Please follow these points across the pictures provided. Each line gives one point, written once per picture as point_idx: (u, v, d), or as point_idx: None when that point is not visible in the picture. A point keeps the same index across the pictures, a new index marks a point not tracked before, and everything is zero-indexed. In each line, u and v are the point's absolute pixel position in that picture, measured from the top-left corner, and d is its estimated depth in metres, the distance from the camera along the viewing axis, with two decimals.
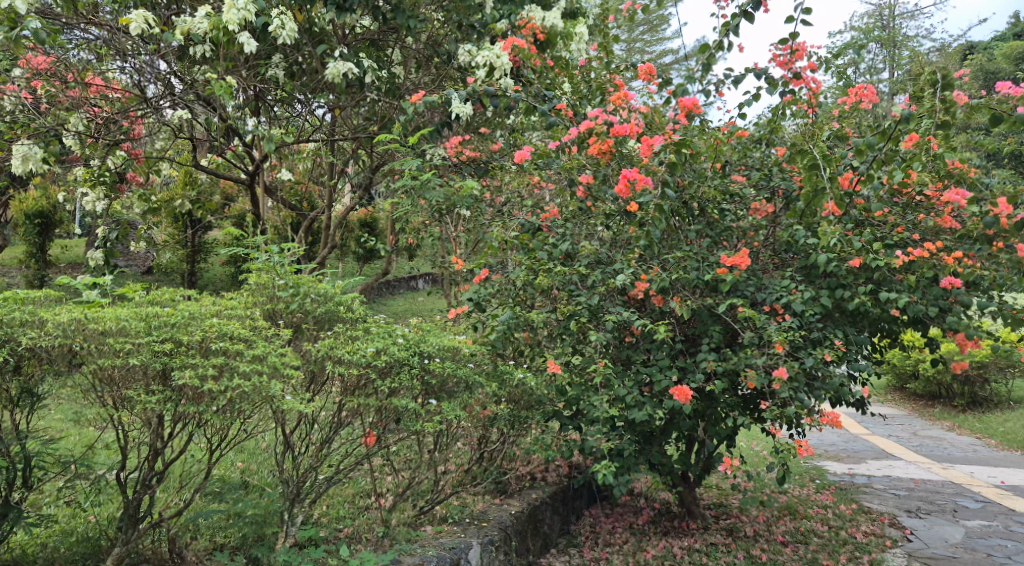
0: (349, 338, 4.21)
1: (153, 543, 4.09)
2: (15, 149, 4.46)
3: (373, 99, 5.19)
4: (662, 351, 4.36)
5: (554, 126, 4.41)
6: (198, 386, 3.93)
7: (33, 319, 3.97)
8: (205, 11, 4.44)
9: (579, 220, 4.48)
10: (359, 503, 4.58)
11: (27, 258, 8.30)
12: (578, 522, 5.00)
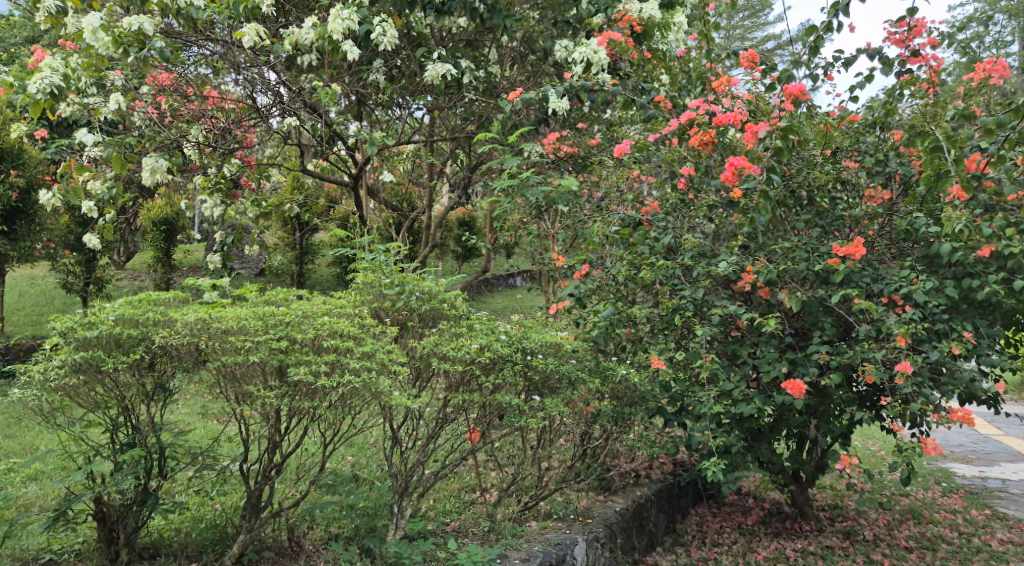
0: (453, 336, 4.34)
1: (273, 531, 4.27)
2: (145, 162, 4.63)
3: (471, 99, 5.33)
4: (771, 344, 4.35)
5: (654, 118, 4.42)
6: (312, 381, 4.13)
7: (165, 318, 4.27)
8: (312, 22, 4.68)
9: (680, 213, 4.46)
10: (464, 497, 4.68)
11: (154, 263, 8.74)
12: (685, 521, 5.01)
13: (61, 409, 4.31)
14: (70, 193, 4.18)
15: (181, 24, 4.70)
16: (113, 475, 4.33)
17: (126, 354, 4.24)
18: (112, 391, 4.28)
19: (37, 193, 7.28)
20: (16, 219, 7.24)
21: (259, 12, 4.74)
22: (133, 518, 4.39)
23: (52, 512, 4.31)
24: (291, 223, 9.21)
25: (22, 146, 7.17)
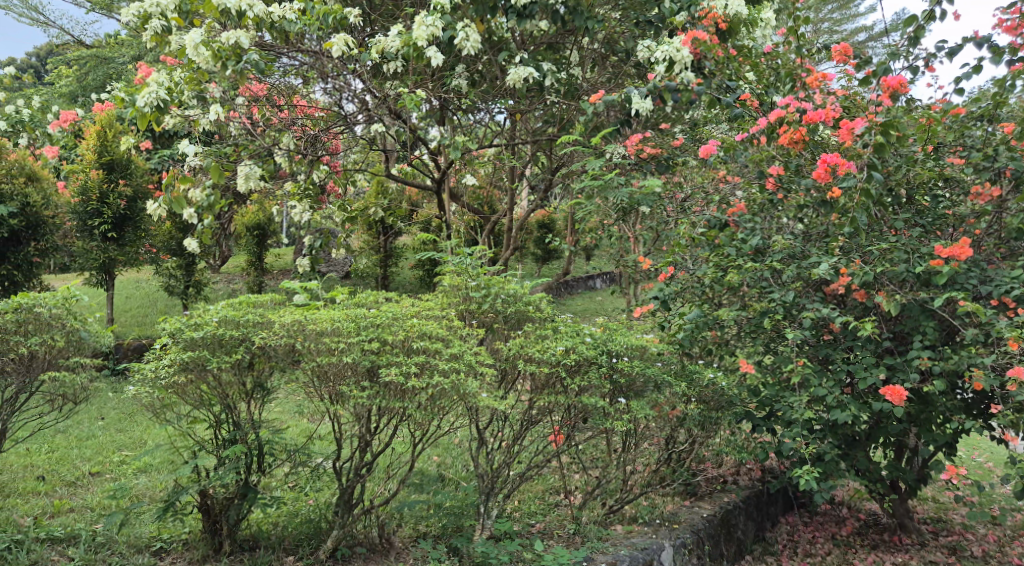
0: (539, 338, 4.43)
1: (365, 528, 4.38)
2: (239, 169, 5.06)
3: (554, 101, 5.52)
4: (867, 348, 4.29)
5: (741, 117, 4.55)
6: (403, 382, 4.24)
7: (264, 320, 4.46)
8: (398, 29, 4.87)
9: (767, 213, 4.54)
10: (549, 499, 4.79)
11: (249, 267, 9.29)
12: (775, 529, 5.06)
13: (170, 405, 4.53)
14: (170, 199, 4.96)
15: (274, 37, 5.05)
16: (217, 469, 4.52)
17: (228, 354, 4.44)
18: (215, 389, 4.48)
19: (144, 201, 7.99)
20: (125, 225, 7.96)
21: (346, 24, 5.06)
22: (236, 510, 4.58)
23: (162, 502, 4.54)
24: (376, 228, 9.71)
25: (131, 157, 7.95)
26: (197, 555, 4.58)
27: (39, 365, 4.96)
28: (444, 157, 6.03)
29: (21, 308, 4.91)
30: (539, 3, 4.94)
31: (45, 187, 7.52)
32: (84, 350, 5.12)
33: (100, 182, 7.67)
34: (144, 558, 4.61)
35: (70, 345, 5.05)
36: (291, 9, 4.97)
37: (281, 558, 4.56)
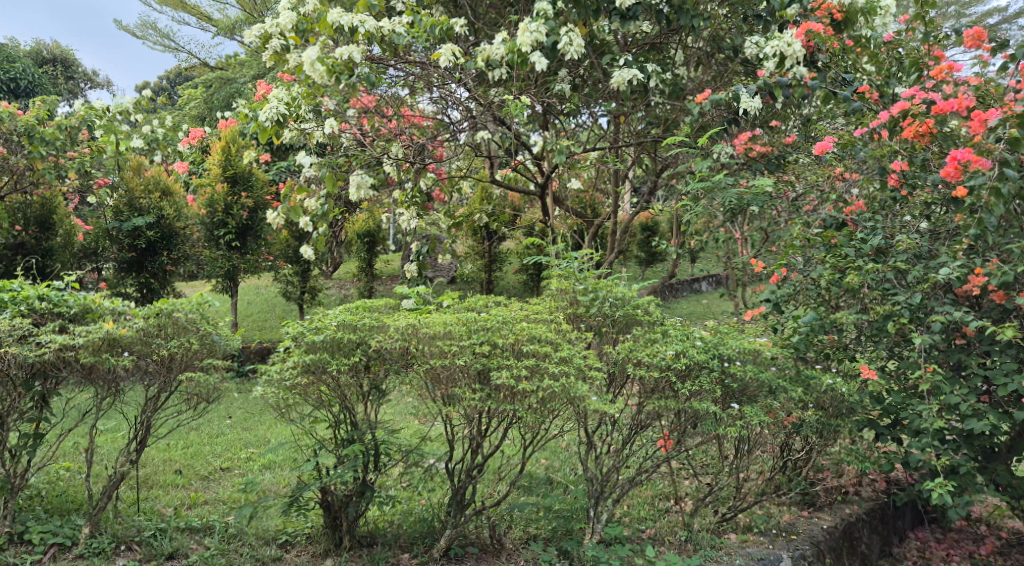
0: (648, 340, 5.73)
1: (477, 529, 5.68)
2: (353, 179, 6.72)
3: (658, 100, 7.33)
4: (1005, 353, 5.23)
5: (861, 113, 5.83)
6: (514, 384, 5.15)
7: (379, 324, 5.40)
8: (500, 40, 6.58)
9: (890, 212, 5.82)
10: (659, 505, 6.29)
11: (362, 272, 11.98)
12: (903, 545, 6.49)
13: (292, 405, 5.43)
14: (289, 208, 6.76)
15: (384, 50, 6.82)
16: (337, 466, 5.43)
17: (346, 356, 5.34)
18: (334, 389, 5.37)
19: (261, 211, 11.01)
20: (247, 236, 11.02)
21: (452, 34, 7.00)
22: (354, 507, 5.54)
23: (289, 497, 5.53)
24: (479, 235, 12.07)
25: (251, 171, 10.89)
26: (323, 546, 5.61)
27: (178, 366, 6.27)
28: (549, 164, 7.81)
29: (164, 314, 6.26)
30: (639, 6, 6.70)
31: (176, 201, 10.71)
32: (215, 351, 6.45)
33: (225, 196, 10.65)
34: (272, 550, 5.68)
35: (205, 348, 6.37)
36: (400, 24, 6.71)
37: (398, 554, 5.56)
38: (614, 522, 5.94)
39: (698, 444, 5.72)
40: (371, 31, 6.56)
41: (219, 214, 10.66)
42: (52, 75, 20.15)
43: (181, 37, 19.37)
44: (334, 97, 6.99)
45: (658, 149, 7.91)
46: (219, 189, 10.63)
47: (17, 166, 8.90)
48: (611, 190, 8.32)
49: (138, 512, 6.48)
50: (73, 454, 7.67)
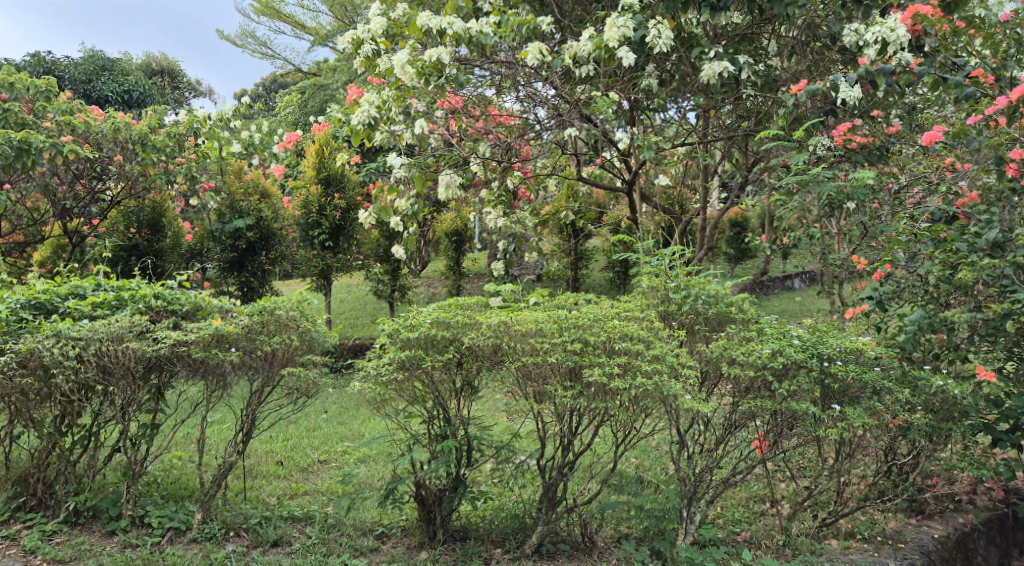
0: (744, 338, 6.03)
1: (568, 527, 6.14)
2: (443, 179, 7.54)
3: (751, 93, 7.41)
4: None
5: (971, 98, 5.79)
6: (606, 382, 5.57)
7: (471, 322, 5.92)
8: (587, 36, 7.09)
9: (1007, 203, 5.84)
10: (754, 508, 6.61)
11: (448, 270, 12.52)
12: (1020, 556, 6.59)
13: (388, 400, 6.06)
14: (380, 208, 7.74)
15: (472, 51, 7.38)
16: (432, 461, 6.02)
17: (440, 353, 5.91)
18: (428, 385, 5.97)
19: (353, 211, 11.70)
20: (338, 236, 11.72)
21: (540, 31, 7.36)
22: (448, 502, 6.13)
23: (386, 490, 6.14)
24: (567, 233, 12.27)
25: (343, 172, 11.69)
26: (418, 539, 6.19)
27: (280, 361, 6.47)
28: (635, 159, 8.17)
29: (267, 311, 6.53)
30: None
31: (274, 203, 11.62)
32: (314, 348, 6.68)
33: (319, 198, 11.48)
34: (369, 541, 6.27)
35: (304, 344, 6.61)
36: (488, 24, 7.22)
37: (489, 549, 6.06)
38: (709, 524, 6.30)
39: (796, 445, 5.95)
40: (459, 32, 7.10)
41: (314, 215, 11.49)
42: (160, 85, 21.32)
43: (278, 46, 20.26)
44: (423, 99, 7.53)
45: (748, 143, 8.08)
46: (314, 191, 11.48)
47: (132, 172, 10.51)
48: (701, 186, 8.42)
49: (244, 501, 6.79)
50: (183, 442, 8.11)
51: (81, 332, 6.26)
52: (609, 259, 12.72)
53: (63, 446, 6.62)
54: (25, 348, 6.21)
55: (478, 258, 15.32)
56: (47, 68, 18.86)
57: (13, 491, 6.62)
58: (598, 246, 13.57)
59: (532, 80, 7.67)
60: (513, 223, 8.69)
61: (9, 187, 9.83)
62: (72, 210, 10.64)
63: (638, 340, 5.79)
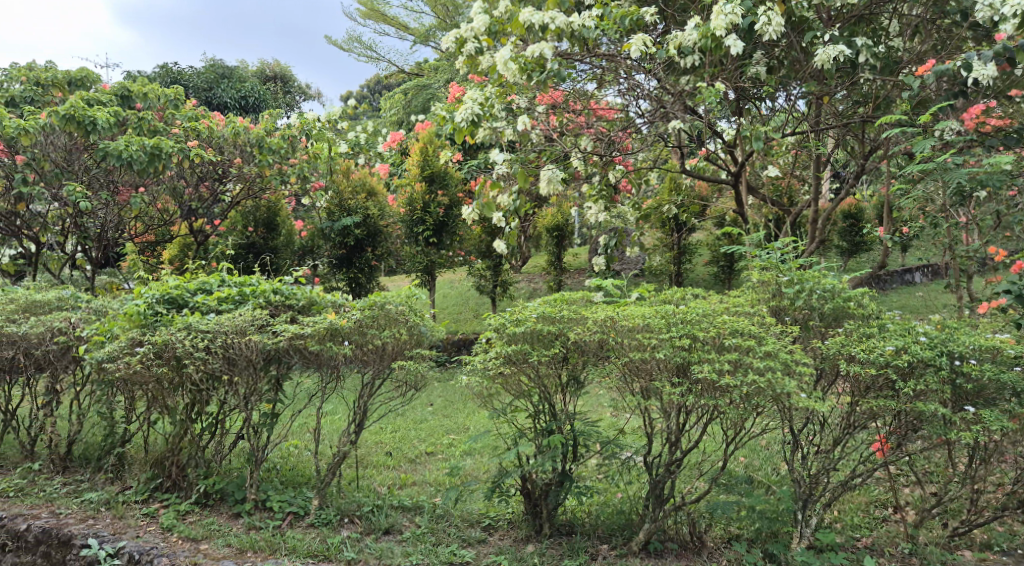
0: (864, 335, 5.85)
1: (676, 526, 6.11)
2: (544, 175, 7.53)
3: (869, 77, 7.17)
4: None
5: None
6: (716, 377, 5.51)
7: (576, 317, 5.96)
8: (693, 25, 7.02)
9: None
10: (873, 512, 6.48)
11: (551, 266, 12.53)
12: None
13: (495, 393, 6.17)
14: (484, 205, 7.79)
15: (574, 45, 7.34)
16: (538, 455, 6.08)
17: (546, 348, 5.94)
18: (534, 379, 6.02)
19: (456, 208, 11.84)
20: (442, 233, 11.83)
21: (642, 22, 7.35)
22: (553, 496, 6.16)
23: (493, 483, 6.24)
24: (671, 228, 12.13)
25: (447, 170, 11.79)
26: (525, 532, 6.25)
27: (390, 356, 6.58)
28: (741, 150, 8.01)
29: (377, 306, 6.62)
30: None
31: (380, 200, 12.02)
32: (422, 342, 6.76)
33: (423, 195, 11.63)
34: (478, 532, 6.35)
35: (413, 338, 6.69)
36: (591, 17, 7.20)
37: (597, 545, 6.10)
38: (826, 528, 6.22)
39: (920, 449, 5.83)
40: (561, 27, 7.16)
41: (419, 213, 11.62)
42: (273, 91, 22.06)
43: (383, 48, 20.62)
44: (524, 93, 7.73)
45: (865, 131, 7.81)
46: (418, 188, 11.64)
47: (250, 173, 10.91)
48: (814, 176, 8.14)
49: (357, 489, 6.99)
50: (300, 432, 8.40)
51: (209, 325, 6.54)
52: (714, 253, 12.43)
53: (193, 432, 6.92)
54: (160, 340, 6.53)
55: (580, 253, 15.20)
56: (173, 78, 19.74)
57: (151, 472, 7.05)
58: (702, 239, 13.26)
59: (634, 71, 7.59)
60: (614, 217, 8.66)
61: (140, 190, 10.31)
62: (196, 211, 11.02)
63: (750, 336, 5.71)
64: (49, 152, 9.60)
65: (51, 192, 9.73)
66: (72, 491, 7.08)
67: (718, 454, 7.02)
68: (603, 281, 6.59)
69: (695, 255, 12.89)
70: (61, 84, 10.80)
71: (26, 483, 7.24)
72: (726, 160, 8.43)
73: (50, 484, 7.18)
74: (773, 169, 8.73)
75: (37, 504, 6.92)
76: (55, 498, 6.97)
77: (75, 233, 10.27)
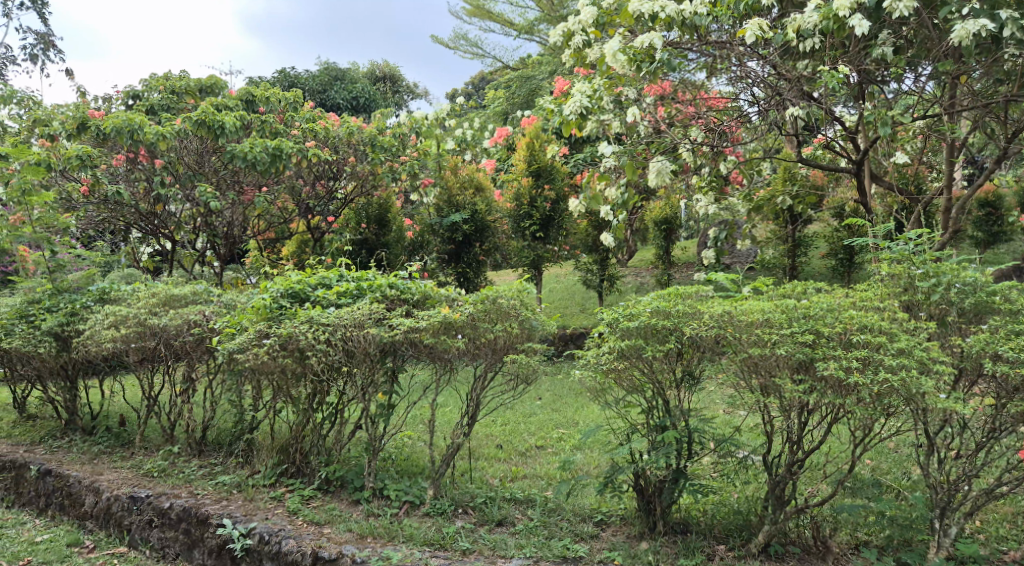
0: (1010, 333, 5.56)
1: (798, 529, 5.92)
2: (653, 166, 7.38)
3: (1012, 55, 6.79)
4: None
5: None
6: (842, 375, 5.34)
7: (692, 311, 5.82)
8: (813, 8, 6.79)
9: None
10: (1016, 525, 6.14)
11: (658, 260, 12.31)
12: None
13: (608, 387, 6.11)
14: (590, 197, 7.88)
15: (684, 34, 7.16)
16: (652, 451, 6.03)
17: (661, 342, 5.84)
18: (648, 374, 5.93)
19: (563, 202, 11.77)
20: (549, 228, 11.75)
21: (758, 7, 7.19)
22: (668, 494, 6.03)
23: (606, 479, 6.18)
24: (785, 220, 11.77)
25: (553, 165, 11.75)
26: (638, 528, 6.14)
27: (502, 350, 6.54)
28: (863, 137, 7.66)
29: (489, 299, 6.64)
30: None
31: (488, 196, 12.06)
32: (533, 336, 6.72)
33: (529, 190, 11.61)
34: (590, 527, 6.28)
35: (524, 332, 6.65)
36: (703, 4, 7.03)
37: (713, 545, 5.96)
38: (967, 540, 5.90)
39: None
40: (671, 15, 6.97)
41: (525, 207, 11.60)
42: (383, 90, 22.51)
43: (490, 44, 20.72)
44: (633, 86, 7.55)
45: (1007, 113, 7.39)
46: (525, 183, 11.62)
47: (363, 172, 11.11)
48: (946, 163, 7.77)
49: (470, 481, 7.01)
50: (415, 424, 8.51)
51: (329, 318, 6.68)
52: (833, 245, 11.93)
53: (315, 421, 7.09)
54: (284, 332, 6.70)
55: (691, 247, 14.93)
56: (290, 81, 20.34)
57: (277, 458, 7.22)
58: (821, 231, 12.81)
59: (747, 58, 7.33)
60: (723, 210, 8.41)
61: (262, 190, 10.64)
62: (313, 209, 11.32)
63: (880, 332, 5.52)
64: (183, 155, 10.10)
65: (184, 193, 10.29)
66: (207, 474, 7.39)
67: (844, 456, 6.76)
68: (715, 276, 6.44)
69: (812, 248, 12.45)
70: (193, 92, 11.30)
71: (168, 463, 7.67)
72: (845, 148, 8.11)
73: (189, 466, 7.55)
74: (899, 155, 8.45)
75: (178, 484, 7.27)
76: (193, 479, 7.31)
77: (205, 232, 10.72)
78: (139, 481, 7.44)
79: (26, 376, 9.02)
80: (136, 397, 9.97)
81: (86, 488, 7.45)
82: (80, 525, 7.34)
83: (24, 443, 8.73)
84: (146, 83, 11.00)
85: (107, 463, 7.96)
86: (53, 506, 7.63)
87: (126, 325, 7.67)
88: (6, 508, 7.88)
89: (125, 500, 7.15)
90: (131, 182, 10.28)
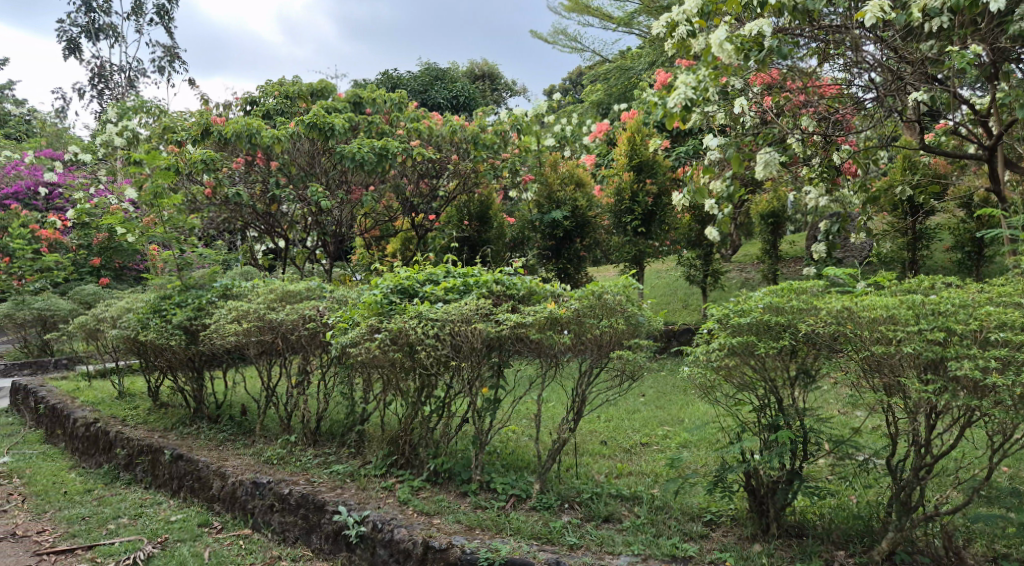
0: None
1: (925, 538, 5.63)
2: (761, 158, 7.11)
3: None
4: None
5: None
6: (977, 374, 5.07)
7: (807, 308, 5.60)
8: None
9: None
10: None
11: (765, 255, 11.99)
12: None
13: (717, 384, 5.91)
14: (696, 191, 7.58)
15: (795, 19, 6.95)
16: (764, 450, 5.83)
17: (775, 339, 5.63)
18: (759, 371, 5.73)
19: (665, 196, 11.54)
20: (651, 223, 11.54)
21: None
22: (781, 494, 5.83)
23: (716, 477, 6.01)
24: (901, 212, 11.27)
25: (655, 159, 11.53)
26: (751, 529, 5.95)
27: (608, 347, 6.44)
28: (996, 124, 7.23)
29: (596, 295, 6.52)
30: None
31: (588, 192, 11.93)
32: (639, 332, 6.57)
33: (631, 184, 11.43)
34: (699, 527, 6.10)
35: (630, 328, 6.51)
36: None
37: (832, 550, 5.72)
38: None
39: None
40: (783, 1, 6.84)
41: (626, 202, 11.44)
42: (482, 87, 22.60)
43: (586, 37, 20.55)
44: (739, 75, 7.33)
45: None
46: (626, 177, 11.46)
47: (465, 169, 11.11)
48: None
49: (576, 476, 6.90)
50: (521, 419, 8.48)
51: (438, 313, 6.68)
52: (958, 237, 11.35)
53: (423, 415, 7.07)
54: (395, 326, 6.75)
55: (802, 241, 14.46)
56: (393, 83, 20.58)
57: (387, 449, 7.28)
58: (946, 223, 12.20)
59: (864, 42, 7.07)
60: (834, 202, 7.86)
61: (366, 188, 10.79)
62: (417, 207, 11.40)
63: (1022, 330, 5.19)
64: (296, 157, 10.42)
65: (298, 193, 10.55)
66: (322, 462, 7.51)
67: (978, 462, 6.39)
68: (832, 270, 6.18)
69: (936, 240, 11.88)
70: (306, 94, 11.51)
71: (286, 451, 7.83)
72: (973, 135, 7.69)
73: (305, 455, 7.69)
74: None
75: (296, 472, 7.41)
76: (309, 468, 7.44)
77: (316, 230, 10.91)
78: (261, 467, 7.61)
79: (158, 365, 9.34)
80: (256, 389, 10.20)
81: (213, 472, 7.64)
82: (208, 507, 7.53)
83: (157, 428, 9.03)
84: (261, 88, 11.26)
85: (231, 450, 8.17)
86: (185, 488, 7.84)
87: (247, 319, 7.85)
88: (144, 489, 8.16)
89: (249, 485, 7.31)
90: (249, 183, 10.68)
